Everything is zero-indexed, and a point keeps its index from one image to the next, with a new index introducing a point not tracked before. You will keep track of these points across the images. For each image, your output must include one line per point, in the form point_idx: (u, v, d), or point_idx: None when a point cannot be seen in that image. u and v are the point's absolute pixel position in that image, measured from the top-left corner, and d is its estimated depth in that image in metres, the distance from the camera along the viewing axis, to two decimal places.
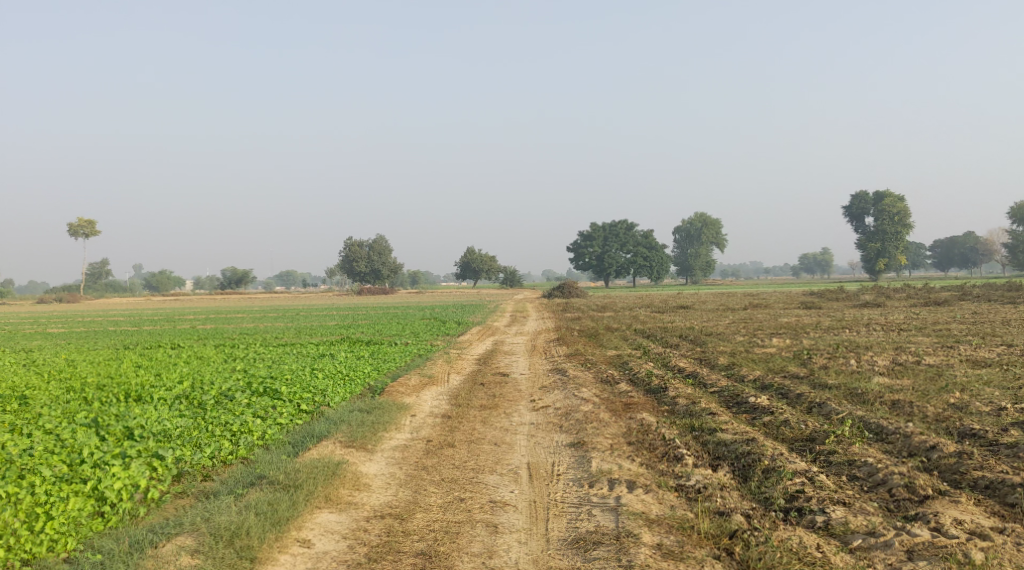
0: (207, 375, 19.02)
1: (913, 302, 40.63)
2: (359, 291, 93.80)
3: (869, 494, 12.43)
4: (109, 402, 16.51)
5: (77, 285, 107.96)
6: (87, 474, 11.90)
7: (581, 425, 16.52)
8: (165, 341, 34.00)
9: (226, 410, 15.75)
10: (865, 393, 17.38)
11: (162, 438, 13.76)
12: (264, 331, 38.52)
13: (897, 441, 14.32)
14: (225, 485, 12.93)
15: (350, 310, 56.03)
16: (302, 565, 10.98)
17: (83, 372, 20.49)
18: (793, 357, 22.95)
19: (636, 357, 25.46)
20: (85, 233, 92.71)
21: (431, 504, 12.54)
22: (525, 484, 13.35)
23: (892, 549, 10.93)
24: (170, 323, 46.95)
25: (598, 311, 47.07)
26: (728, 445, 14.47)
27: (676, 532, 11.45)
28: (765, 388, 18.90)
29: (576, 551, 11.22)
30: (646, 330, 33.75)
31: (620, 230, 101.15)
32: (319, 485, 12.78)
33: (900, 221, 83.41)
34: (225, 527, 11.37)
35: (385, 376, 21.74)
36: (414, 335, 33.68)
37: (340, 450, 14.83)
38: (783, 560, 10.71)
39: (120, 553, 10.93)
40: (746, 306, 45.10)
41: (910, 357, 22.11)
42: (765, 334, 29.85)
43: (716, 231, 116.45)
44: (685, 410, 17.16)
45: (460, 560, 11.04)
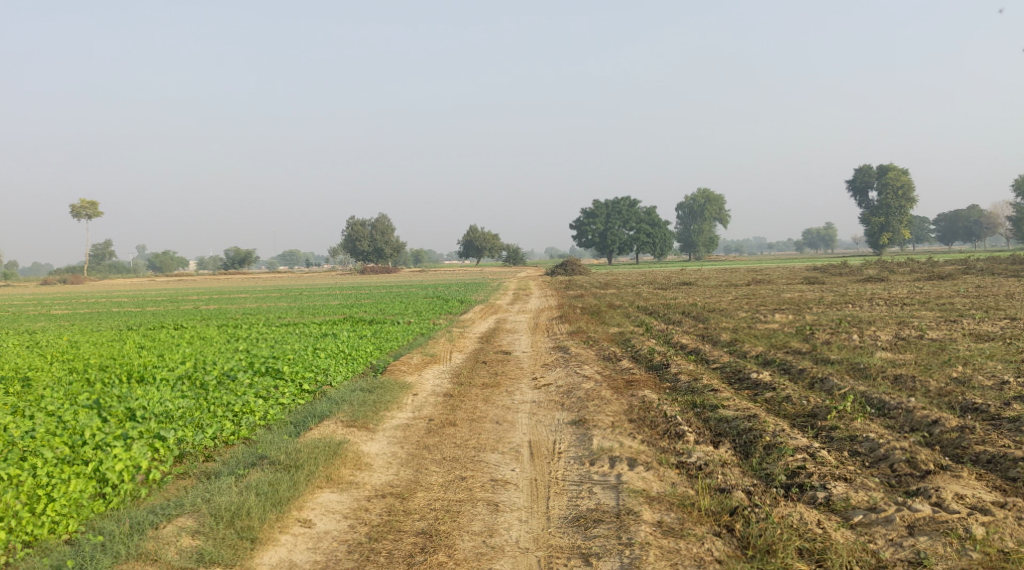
0: (209, 355, 19.01)
1: (917, 276, 40.47)
2: (362, 270, 93.73)
3: (870, 470, 12.41)
4: (111, 383, 16.53)
5: (80, 268, 108.04)
6: (89, 456, 11.87)
7: (582, 403, 16.51)
8: (168, 322, 34.02)
9: (228, 390, 15.75)
10: (867, 368, 17.34)
11: (165, 418, 13.73)
12: (267, 311, 38.53)
13: (899, 416, 14.29)
14: (226, 466, 12.93)
15: (353, 290, 55.99)
16: (303, 544, 10.98)
17: (86, 353, 20.53)
18: (796, 332, 22.91)
19: (639, 334, 25.43)
20: (88, 214, 92.68)
21: (432, 484, 12.54)
22: (526, 462, 13.35)
23: (892, 524, 10.90)
24: (173, 304, 46.99)
25: (601, 289, 46.98)
26: (730, 422, 14.45)
27: (676, 509, 11.44)
28: (768, 364, 18.88)
29: (576, 529, 11.22)
30: (649, 306, 33.71)
31: (622, 207, 100.84)
32: (320, 465, 12.78)
33: (904, 195, 83.04)
34: (225, 509, 11.38)
35: (387, 355, 21.73)
36: (416, 314, 33.64)
37: (342, 430, 14.83)
38: (783, 537, 10.69)
39: (120, 534, 10.94)
40: (749, 281, 44.98)
41: (914, 331, 22.07)
42: (768, 309, 29.79)
43: (719, 207, 116.03)
44: (686, 387, 17.14)
45: (460, 539, 11.04)
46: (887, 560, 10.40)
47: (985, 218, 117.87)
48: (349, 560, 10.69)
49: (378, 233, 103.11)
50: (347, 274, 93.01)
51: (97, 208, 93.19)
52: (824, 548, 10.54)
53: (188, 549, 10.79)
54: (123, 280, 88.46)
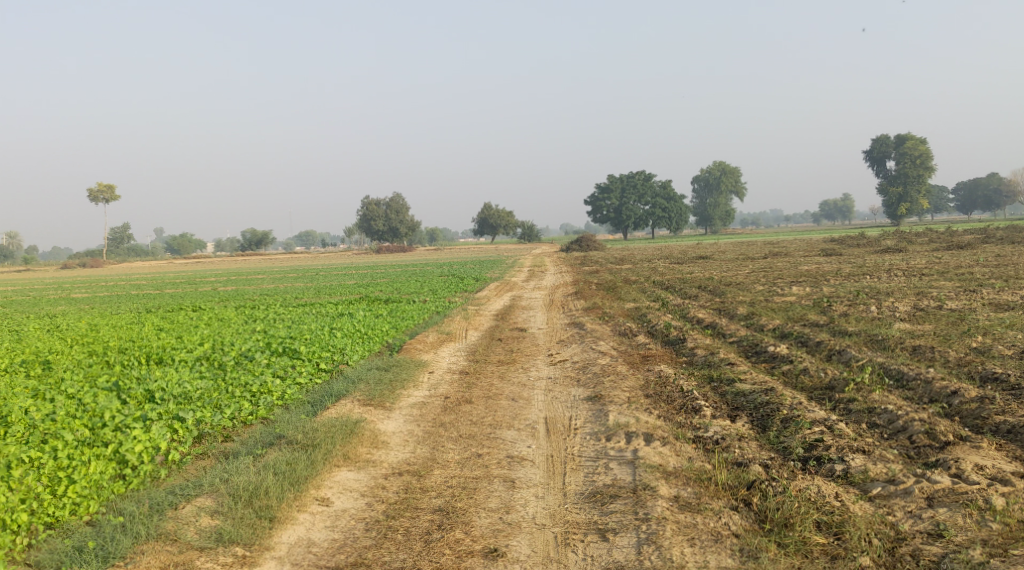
0: (227, 336, 19.12)
1: (935, 247, 40.11)
2: (378, 250, 93.82)
3: (888, 442, 12.34)
4: (130, 365, 16.63)
5: (98, 251, 108.62)
6: (109, 438, 11.90)
7: (599, 378, 16.50)
8: (186, 304, 34.22)
9: (246, 371, 15.82)
10: (885, 340, 17.24)
11: (184, 400, 13.80)
12: (284, 292, 38.63)
13: (918, 387, 14.21)
14: (244, 446, 13.00)
15: (369, 269, 55.98)
16: (321, 523, 11.03)
17: (105, 336, 20.67)
18: (814, 305, 22.78)
19: (655, 309, 25.35)
20: (106, 197, 93.04)
21: (449, 461, 12.57)
22: (542, 439, 13.36)
23: (911, 497, 10.84)
24: (190, 286, 47.16)
25: (617, 264, 46.78)
26: (747, 395, 14.40)
27: (693, 484, 11.42)
28: (785, 337, 18.79)
29: (592, 505, 11.23)
30: (665, 281, 33.57)
31: (638, 182, 100.31)
32: (338, 444, 12.82)
33: (923, 163, 82.22)
34: (244, 488, 11.45)
35: (403, 333, 21.77)
36: (432, 292, 33.63)
37: (359, 408, 14.87)
38: (801, 510, 10.65)
39: (140, 515, 11.00)
40: (765, 254, 44.68)
41: (932, 301, 21.93)
42: (785, 282, 29.61)
43: (735, 179, 115.21)
44: (703, 361, 17.10)
45: (477, 515, 11.06)
46: (906, 532, 10.33)
47: (1005, 186, 116.64)
48: (367, 537, 10.73)
49: (393, 212, 103.05)
50: (362, 253, 93.15)
51: (113, 191, 93.56)
52: (842, 521, 10.49)
53: (207, 529, 10.85)
54: (141, 263, 88.97)
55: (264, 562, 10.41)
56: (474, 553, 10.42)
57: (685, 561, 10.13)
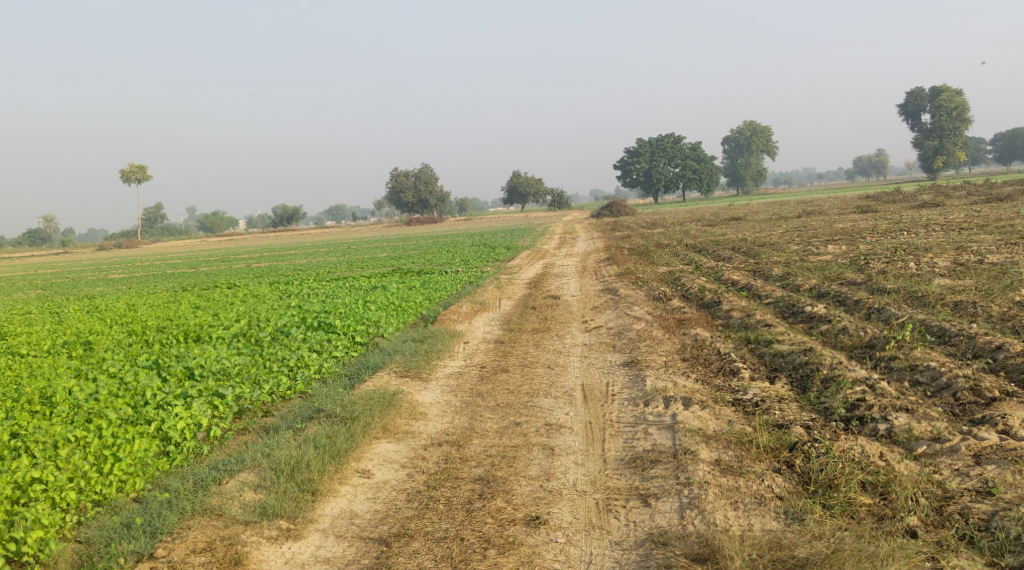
0: (262, 312, 19.23)
1: (974, 200, 39.37)
2: (408, 221, 93.90)
3: (933, 400, 12.16)
4: (169, 343, 16.78)
5: (134, 232, 109.84)
6: (151, 416, 12.11)
7: (634, 344, 16.40)
8: (222, 281, 34.46)
9: (283, 346, 15.90)
10: (926, 296, 16.96)
11: (223, 375, 13.91)
12: (317, 266, 38.79)
13: (961, 343, 13.97)
14: (284, 420, 13.07)
15: (400, 242, 56.03)
16: (363, 494, 11.08)
17: (143, 315, 20.85)
18: (850, 263, 22.42)
19: (689, 272, 25.09)
20: (138, 177, 93.79)
21: (487, 430, 12.56)
22: (580, 406, 13.30)
23: (958, 454, 10.66)
24: (226, 263, 47.47)
25: (648, 228, 46.36)
26: (786, 356, 14.24)
27: (734, 447, 11.32)
28: (822, 296, 18.57)
29: (633, 470, 11.18)
30: (697, 244, 33.23)
31: (667, 145, 99.32)
32: (376, 416, 12.85)
33: (958, 116, 80.67)
34: (285, 462, 11.49)
35: (437, 304, 21.77)
36: (464, 262, 33.56)
37: (395, 380, 14.90)
38: (845, 471, 10.52)
39: (185, 491, 11.11)
40: (799, 214, 44.05)
41: (973, 256, 21.53)
42: (820, 241, 29.19)
43: (766, 138, 113.72)
44: (739, 323, 16.93)
45: (518, 484, 11.05)
46: (954, 490, 10.18)
47: None
48: (409, 508, 10.76)
49: (422, 183, 102.85)
50: (394, 225, 93.30)
51: (146, 171, 94.17)
52: (888, 481, 10.34)
53: (252, 503, 10.89)
54: (177, 242, 89.83)
55: (309, 535, 10.48)
56: (516, 521, 10.41)
57: (729, 525, 10.07)
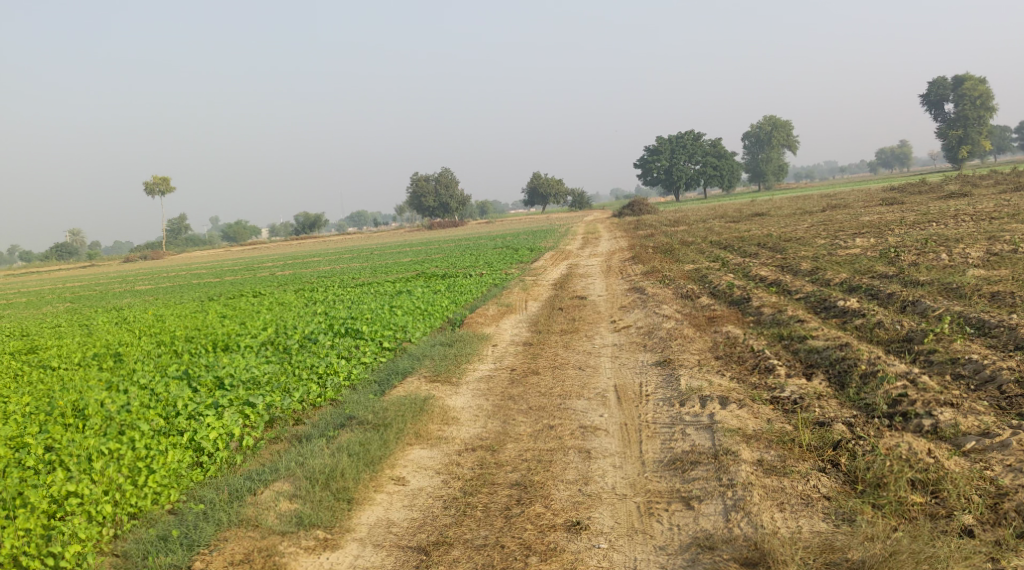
0: (289, 320, 19.15)
1: (1002, 188, 38.76)
2: (430, 226, 93.90)
3: (977, 393, 11.86)
4: (198, 353, 16.73)
5: (160, 243, 110.68)
6: (183, 426, 12.03)
7: (666, 343, 16.16)
8: (248, 290, 34.47)
9: (311, 353, 15.79)
10: (961, 287, 16.61)
11: (252, 385, 13.81)
12: (342, 272, 38.75)
13: (1001, 334, 13.65)
14: (316, 428, 12.94)
15: (423, 246, 55.91)
16: (399, 502, 10.93)
17: (171, 326, 20.84)
18: (880, 256, 22.06)
19: (715, 269, 24.77)
20: (161, 190, 94.34)
21: (521, 434, 12.38)
22: (614, 407, 13.10)
23: (1009, 449, 10.36)
24: (250, 272, 47.62)
25: (671, 225, 46.04)
26: (821, 352, 13.97)
27: (776, 447, 11.08)
28: (853, 290, 18.24)
29: (673, 472, 10.96)
30: (722, 241, 32.89)
31: (688, 142, 98.79)
32: (409, 422, 12.70)
33: (983, 104, 79.62)
34: (320, 471, 11.35)
35: (463, 308, 21.61)
36: (488, 265, 33.38)
37: (425, 385, 14.76)
38: (893, 469, 10.25)
39: (221, 502, 11.00)
40: (824, 207, 43.59)
41: (1005, 245, 21.10)
42: (847, 234, 28.78)
43: (786, 133, 112.93)
44: (771, 319, 16.65)
45: (556, 488, 10.86)
46: (1008, 486, 9.89)
47: None
48: (446, 515, 10.60)
49: (442, 187, 102.80)
50: (416, 230, 93.40)
51: (170, 183, 94.79)
52: (938, 478, 10.07)
53: (287, 513, 10.77)
54: (202, 251, 90.45)
55: (347, 545, 10.35)
56: (557, 527, 10.22)
57: (777, 527, 9.84)
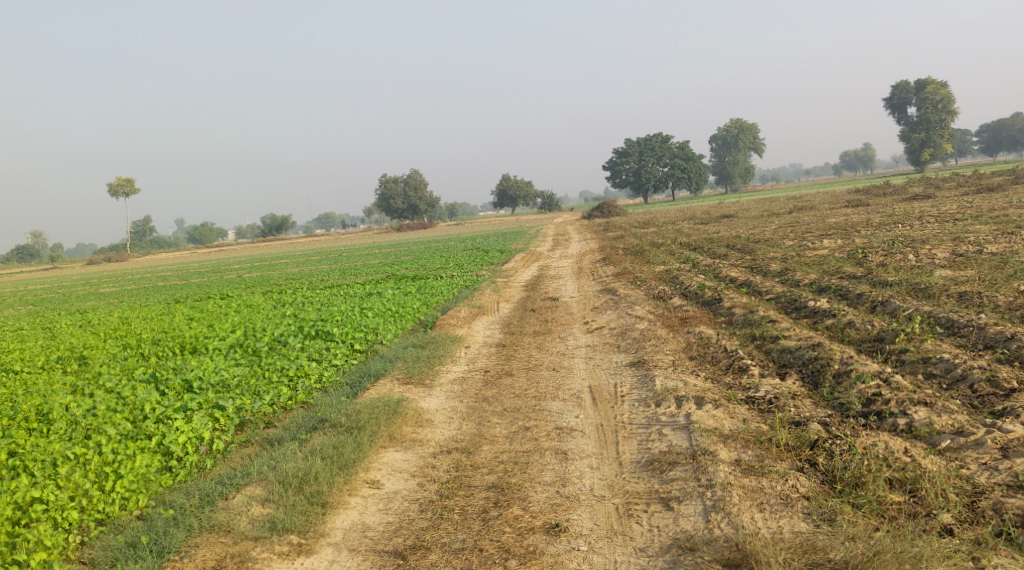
0: (258, 322, 18.90)
1: (964, 191, 39.20)
2: (399, 227, 93.57)
3: (949, 392, 11.91)
4: (165, 356, 16.46)
5: (125, 246, 109.47)
6: (152, 430, 11.77)
7: (639, 344, 16.11)
8: (216, 292, 34.06)
9: (281, 355, 15.58)
10: (930, 288, 16.71)
11: (222, 388, 13.57)
12: (310, 275, 38.41)
13: (971, 334, 13.74)
14: (288, 431, 12.74)
15: (392, 248, 55.56)
16: (374, 506, 10.77)
17: (136, 328, 20.51)
18: (848, 257, 22.21)
19: (685, 270, 24.79)
20: (125, 192, 93.23)
21: (496, 436, 12.27)
22: (590, 408, 13.02)
23: (984, 448, 10.40)
24: (218, 274, 47.11)
25: (641, 228, 46.14)
26: (794, 352, 13.99)
27: (754, 446, 11.05)
28: (823, 290, 18.31)
29: (651, 473, 10.90)
30: (691, 242, 32.96)
31: (656, 144, 99.22)
32: (382, 425, 12.53)
33: (944, 108, 80.52)
34: (293, 475, 11.14)
35: (434, 310, 21.47)
36: (458, 267, 33.23)
37: (398, 388, 14.59)
38: (872, 469, 10.25)
39: (191, 507, 10.76)
40: (790, 209, 43.89)
41: (971, 246, 21.29)
42: (815, 236, 28.97)
43: (753, 136, 113.81)
44: (743, 320, 16.66)
45: (533, 490, 10.76)
46: (984, 485, 9.92)
47: None
48: (423, 519, 10.46)
49: (411, 189, 102.44)
50: (384, 232, 93.03)
51: (133, 186, 93.80)
52: (916, 477, 10.09)
53: (260, 518, 10.57)
54: (168, 254, 89.54)
55: (321, 550, 10.17)
56: (536, 529, 10.12)
57: (757, 528, 9.81)
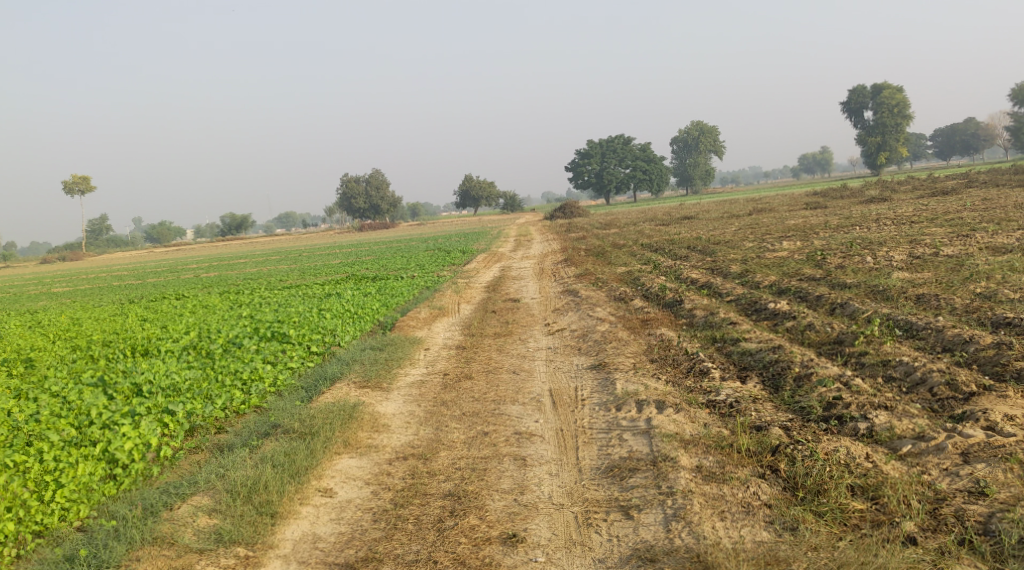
0: (213, 323, 18.43)
1: (920, 193, 39.61)
2: (361, 227, 92.87)
3: (909, 396, 11.84)
4: (115, 359, 15.99)
5: (80, 244, 107.62)
6: (97, 436, 11.32)
7: (601, 346, 15.93)
8: (172, 292, 33.41)
9: (235, 358, 15.16)
10: (888, 290, 16.70)
11: (172, 392, 13.15)
12: (269, 275, 37.81)
13: (930, 336, 13.71)
14: (239, 437, 12.38)
15: (352, 247, 54.93)
16: (325, 516, 10.46)
17: (88, 330, 19.97)
18: (807, 259, 22.25)
19: (647, 271, 24.71)
20: (80, 189, 91.52)
21: (454, 441, 12.00)
22: (549, 412, 12.80)
23: (945, 453, 10.32)
24: (175, 274, 46.30)
25: (603, 229, 46.12)
26: (755, 355, 13.88)
27: (715, 452, 10.90)
28: (782, 293, 18.26)
29: (611, 480, 10.70)
30: (653, 243, 32.93)
31: (617, 145, 99.40)
32: (337, 430, 12.21)
33: (900, 112, 81.40)
34: (242, 483, 10.81)
35: (394, 311, 21.14)
36: (419, 267, 32.89)
37: (355, 391, 14.27)
38: (834, 475, 10.14)
39: (134, 518, 10.36)
40: (750, 211, 44.02)
41: (928, 248, 21.40)
42: (774, 237, 29.05)
43: (713, 138, 114.32)
44: (703, 322, 16.55)
45: (491, 499, 10.51)
46: (946, 491, 9.83)
47: (982, 130, 116.43)
48: (376, 529, 10.17)
49: (373, 188, 101.74)
50: (345, 232, 92.28)
51: (88, 182, 92.12)
52: (878, 484, 9.98)
53: (206, 529, 10.23)
54: (124, 253, 88.00)
55: (269, 562, 9.85)
56: (492, 540, 9.88)
57: (719, 538, 9.64)
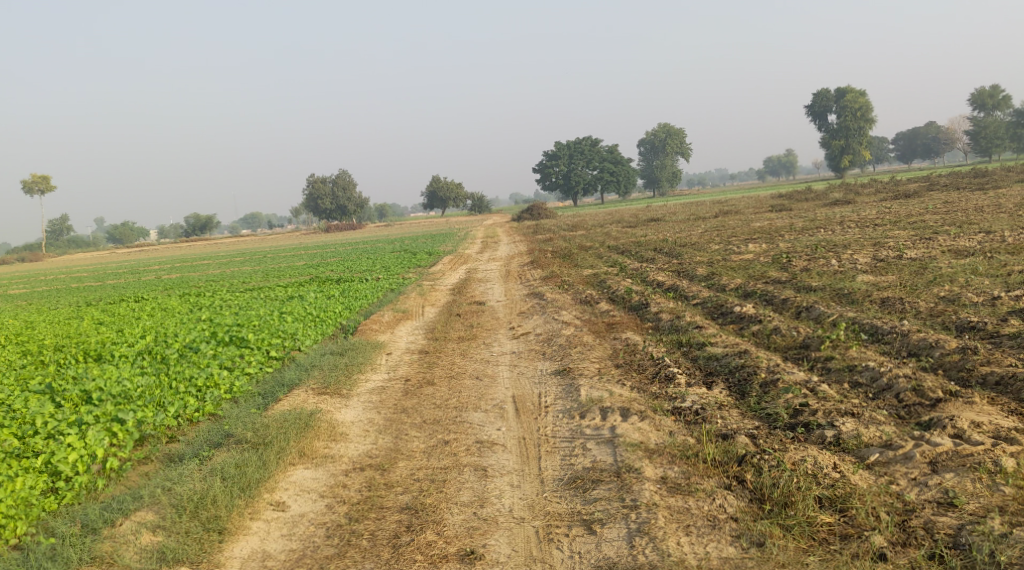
0: (170, 327, 17.91)
1: (884, 196, 39.98)
2: (327, 228, 92.05)
3: (876, 402, 11.65)
4: (66, 364, 15.42)
5: (39, 245, 105.49)
6: (40, 448, 10.87)
7: (565, 350, 15.66)
8: (132, 294, 32.68)
9: (190, 363, 14.65)
10: (853, 293, 16.58)
11: (123, 399, 12.66)
12: (232, 277, 37.13)
13: (895, 340, 13.55)
14: (190, 447, 11.93)
15: (319, 249, 54.19)
16: (276, 531, 10.09)
17: (41, 333, 19.36)
18: (772, 261, 22.10)
19: (613, 274, 24.51)
20: (40, 188, 89.82)
21: (414, 451, 11.64)
22: (512, 420, 12.47)
23: (913, 462, 10.14)
24: (135, 276, 45.44)
25: (569, 230, 45.93)
26: (721, 360, 13.64)
27: (680, 462, 10.64)
28: (749, 296, 18.08)
29: (574, 492, 10.40)
30: (619, 245, 32.72)
31: (585, 148, 99.11)
32: (292, 440, 11.79)
33: (863, 116, 82.10)
34: (188, 498, 10.39)
35: (357, 314, 20.72)
36: (386, 269, 32.43)
37: (313, 398, 13.84)
38: (802, 487, 9.91)
39: (73, 537, 9.94)
40: (715, 213, 44.04)
41: (892, 251, 21.42)
42: (740, 240, 28.95)
43: (678, 140, 114.78)
44: (669, 326, 16.30)
45: (450, 512, 10.17)
46: (915, 503, 9.65)
47: (942, 133, 118.03)
48: (329, 546, 9.82)
49: (339, 189, 100.86)
50: (312, 233, 91.37)
51: (49, 182, 90.43)
52: (846, 495, 9.78)
53: (149, 548, 9.84)
54: (84, 254, 86.53)
55: None
56: (448, 557, 9.55)
57: (684, 554, 9.38)
